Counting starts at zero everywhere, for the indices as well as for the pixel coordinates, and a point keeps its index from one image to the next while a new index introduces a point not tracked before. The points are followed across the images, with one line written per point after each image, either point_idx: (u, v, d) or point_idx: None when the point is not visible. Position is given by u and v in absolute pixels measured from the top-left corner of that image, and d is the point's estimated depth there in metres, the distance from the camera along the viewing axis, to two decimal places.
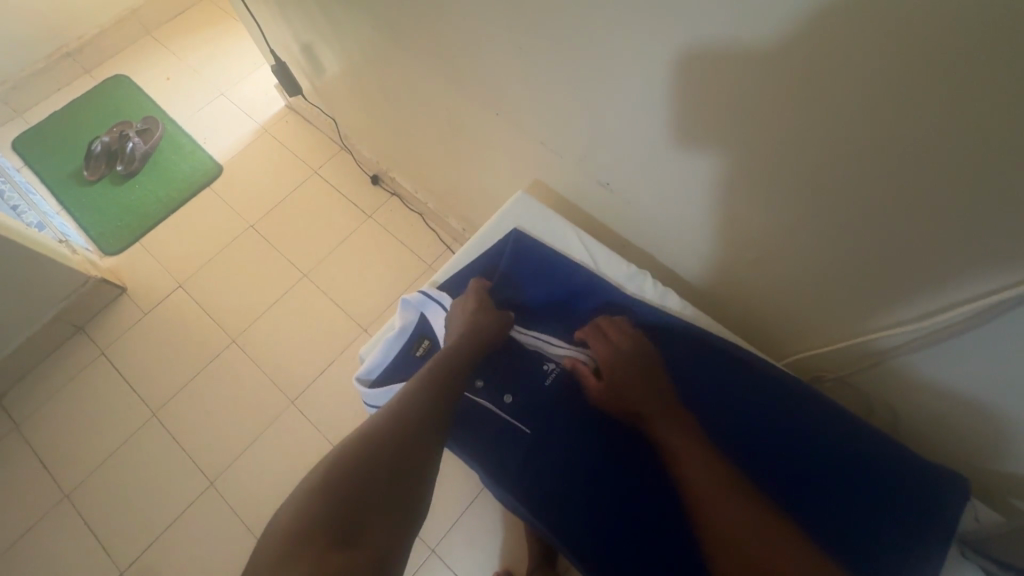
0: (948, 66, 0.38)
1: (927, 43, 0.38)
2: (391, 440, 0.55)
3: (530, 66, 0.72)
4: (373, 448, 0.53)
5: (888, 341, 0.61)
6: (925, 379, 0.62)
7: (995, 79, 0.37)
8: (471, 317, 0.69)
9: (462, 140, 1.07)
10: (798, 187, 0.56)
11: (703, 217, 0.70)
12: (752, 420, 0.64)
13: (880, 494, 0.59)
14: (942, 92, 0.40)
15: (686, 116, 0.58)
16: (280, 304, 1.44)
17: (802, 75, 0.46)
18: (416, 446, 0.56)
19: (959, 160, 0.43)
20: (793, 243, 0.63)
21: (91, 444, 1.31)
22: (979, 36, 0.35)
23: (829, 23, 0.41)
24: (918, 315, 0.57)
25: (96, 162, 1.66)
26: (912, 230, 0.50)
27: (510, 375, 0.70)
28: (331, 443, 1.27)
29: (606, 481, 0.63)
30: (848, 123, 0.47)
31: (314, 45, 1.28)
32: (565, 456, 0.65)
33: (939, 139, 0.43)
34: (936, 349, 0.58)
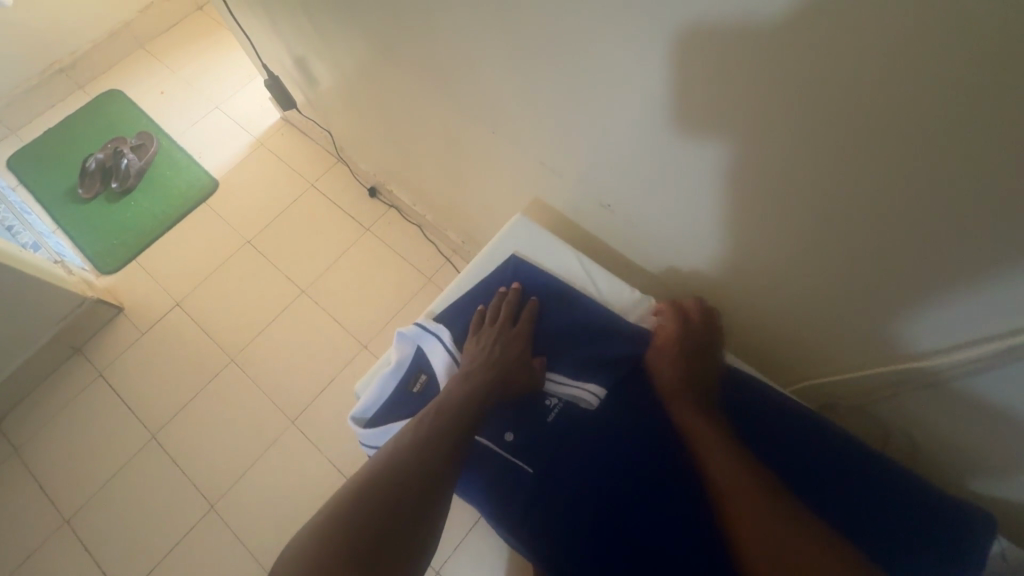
0: (971, 88, 0.36)
1: (941, 67, 0.36)
2: (419, 453, 0.57)
3: (527, 83, 0.70)
4: (405, 458, 0.56)
5: (936, 366, 0.56)
6: (971, 405, 0.57)
7: (1015, 105, 0.35)
8: (491, 345, 0.68)
9: (460, 154, 1.05)
10: (808, 208, 0.54)
11: (709, 236, 0.68)
12: (764, 452, 0.63)
13: (899, 527, 0.57)
14: (963, 115, 0.38)
15: (691, 135, 0.56)
16: (278, 321, 1.42)
17: (813, 95, 0.44)
18: (444, 458, 0.57)
19: (980, 184, 0.41)
20: (802, 267, 0.61)
21: (91, 468, 1.29)
22: (997, 61, 0.34)
23: (842, 42, 0.39)
24: (957, 341, 0.53)
25: (91, 179, 1.64)
26: (929, 254, 0.48)
27: (511, 412, 0.68)
28: (332, 463, 1.25)
29: (622, 512, 0.60)
30: (861, 145, 0.45)
31: (307, 58, 1.26)
32: (578, 487, 0.62)
33: (959, 162, 0.40)
34: (958, 382, 0.56)
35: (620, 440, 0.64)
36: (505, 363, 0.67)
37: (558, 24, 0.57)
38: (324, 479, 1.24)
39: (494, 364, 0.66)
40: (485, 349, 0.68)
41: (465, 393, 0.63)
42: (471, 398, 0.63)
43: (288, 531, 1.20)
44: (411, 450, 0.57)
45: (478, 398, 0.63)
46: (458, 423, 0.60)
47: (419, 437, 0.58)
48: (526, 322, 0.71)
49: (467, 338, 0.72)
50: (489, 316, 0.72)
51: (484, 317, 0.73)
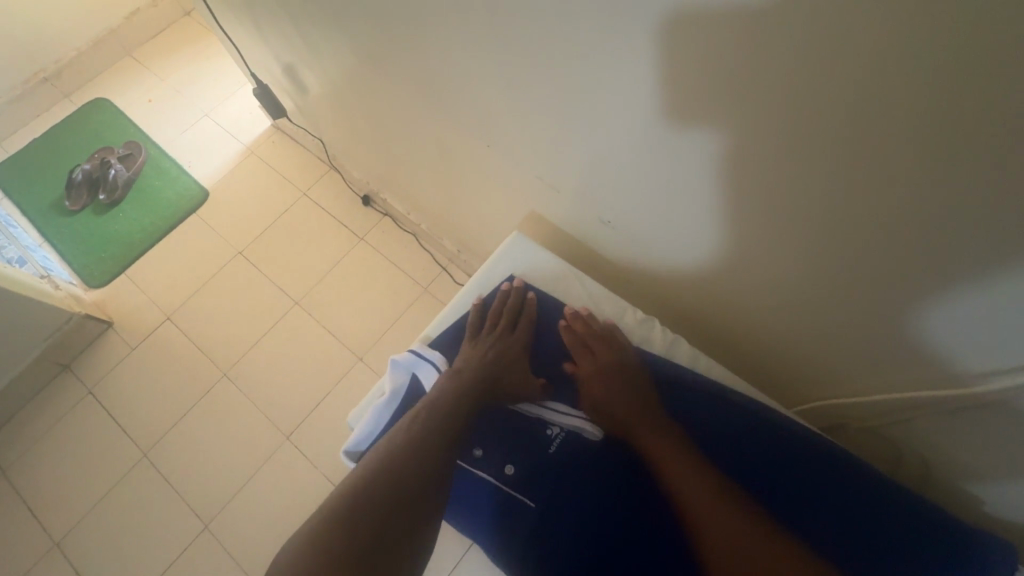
0: (993, 106, 0.34)
1: (953, 87, 0.35)
2: (395, 474, 0.53)
3: (522, 96, 0.68)
4: (377, 483, 0.52)
5: (977, 391, 0.53)
6: (1003, 435, 0.54)
7: None
8: (487, 355, 0.68)
9: (454, 164, 1.03)
10: (817, 225, 0.52)
11: (712, 251, 0.66)
12: (768, 484, 0.61)
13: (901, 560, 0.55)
14: (986, 133, 0.35)
15: (694, 149, 0.54)
16: (271, 334, 1.39)
17: (824, 110, 0.42)
18: (422, 479, 0.53)
19: (1003, 204, 0.39)
20: (808, 284, 0.59)
21: (81, 488, 1.26)
22: (1014, 82, 0.32)
23: (855, 56, 0.37)
24: (1001, 365, 0.50)
25: (77, 191, 1.61)
26: (950, 273, 0.46)
27: (512, 442, 0.65)
28: (328, 480, 1.23)
29: (631, 548, 0.57)
30: (874, 162, 0.43)
31: (296, 66, 1.24)
32: (582, 521, 0.59)
33: (979, 181, 0.38)
34: (983, 410, 0.54)
35: (632, 472, 0.62)
36: (496, 372, 0.67)
37: (554, 36, 0.55)
38: (321, 494, 1.21)
39: (485, 371, 0.66)
40: (480, 355, 0.68)
41: (442, 411, 0.60)
42: (448, 417, 0.60)
43: None
44: (384, 474, 0.53)
45: (468, 403, 0.62)
46: (433, 442, 0.57)
47: (409, 440, 0.56)
48: (519, 329, 0.71)
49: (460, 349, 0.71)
50: (489, 323, 0.71)
51: (476, 325, 0.72)
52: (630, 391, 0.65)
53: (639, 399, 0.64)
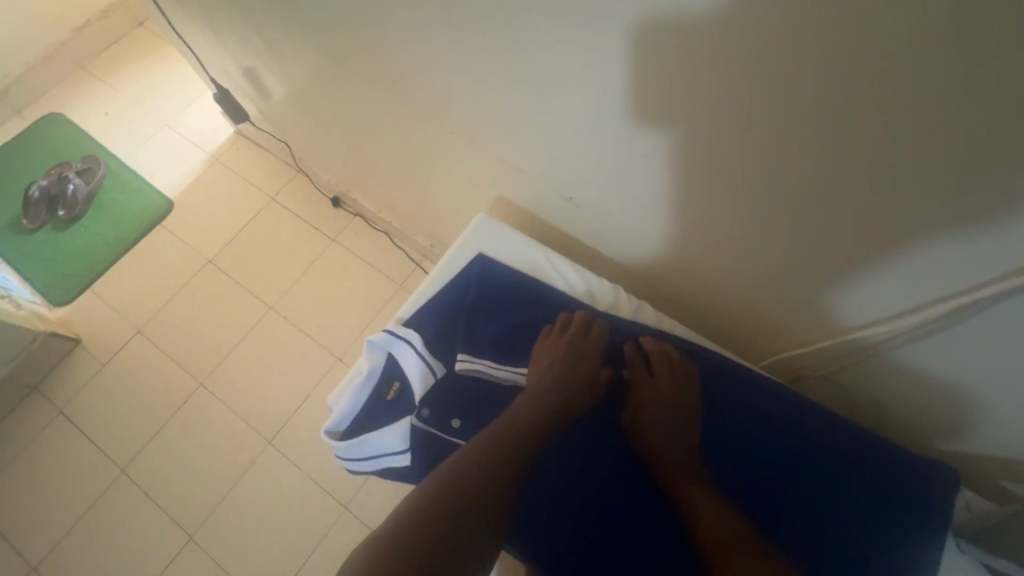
0: (925, 67, 0.36)
1: (860, 44, 0.38)
2: (440, 509, 0.45)
3: (477, 80, 0.70)
4: (419, 525, 0.44)
5: (873, 336, 0.61)
6: (922, 370, 0.60)
7: (932, 76, 0.37)
8: (550, 368, 0.58)
9: (419, 157, 1.04)
10: (772, 191, 0.54)
11: (675, 225, 0.68)
12: (741, 434, 0.60)
13: (863, 498, 0.56)
14: (921, 92, 0.38)
15: (653, 125, 0.56)
16: (247, 340, 1.38)
17: (772, 79, 0.44)
18: (473, 520, 0.45)
19: (940, 159, 0.41)
20: (756, 245, 0.62)
21: (58, 510, 1.23)
22: (910, 36, 0.35)
23: (797, 24, 0.39)
24: (894, 313, 0.57)
25: (35, 208, 1.56)
26: (895, 229, 0.49)
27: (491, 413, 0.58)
28: (315, 482, 1.23)
29: (601, 511, 0.57)
30: (821, 126, 0.45)
31: (256, 69, 1.23)
32: (554, 492, 0.58)
33: (917, 139, 0.41)
34: (917, 343, 0.58)
35: (611, 437, 0.60)
36: (567, 394, 0.56)
37: (512, 20, 0.56)
38: (308, 496, 1.21)
39: (551, 392, 0.56)
40: (541, 371, 0.58)
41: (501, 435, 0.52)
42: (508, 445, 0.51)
43: (274, 554, 1.17)
44: (422, 507, 0.45)
45: (533, 432, 0.53)
46: (493, 479, 0.48)
47: (449, 471, 0.48)
48: (592, 345, 0.60)
49: (441, 343, 0.62)
50: (556, 328, 0.61)
51: (439, 311, 0.63)
52: (667, 401, 0.58)
53: (668, 403, 0.58)
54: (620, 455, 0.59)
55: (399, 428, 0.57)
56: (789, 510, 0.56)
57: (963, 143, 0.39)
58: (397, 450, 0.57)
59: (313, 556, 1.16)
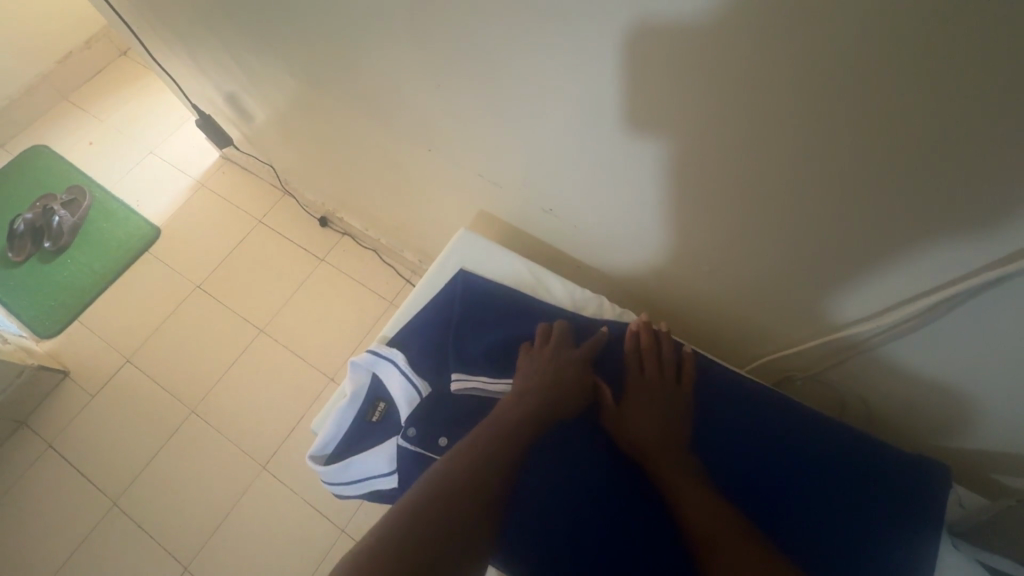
0: (924, 63, 0.36)
1: (817, 41, 0.38)
2: (430, 521, 0.43)
3: (453, 92, 0.70)
4: (407, 538, 0.42)
5: (863, 334, 0.60)
6: (910, 366, 0.60)
7: (890, 69, 0.37)
8: (535, 375, 0.57)
9: (402, 174, 1.04)
10: (764, 194, 0.53)
11: (663, 231, 0.68)
12: (734, 439, 0.59)
13: (859, 496, 0.55)
14: (917, 90, 0.38)
15: (642, 134, 0.55)
16: (238, 365, 1.37)
17: (763, 81, 0.43)
18: (465, 531, 0.44)
19: (936, 156, 0.41)
20: (736, 246, 0.62)
21: (49, 546, 1.20)
22: (865, 30, 0.36)
23: (788, 26, 0.39)
24: (878, 309, 0.57)
25: (20, 241, 1.55)
26: (885, 228, 0.49)
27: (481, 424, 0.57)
28: (312, 506, 1.21)
29: (593, 519, 0.56)
30: (815, 127, 0.44)
31: (237, 93, 1.24)
32: (545, 502, 0.58)
33: (913, 136, 0.40)
34: (906, 339, 0.58)
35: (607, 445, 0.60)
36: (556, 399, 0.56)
37: (494, 35, 0.56)
38: (303, 520, 1.20)
39: (538, 400, 0.55)
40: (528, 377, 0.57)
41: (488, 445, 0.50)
42: (495, 454, 0.49)
43: None
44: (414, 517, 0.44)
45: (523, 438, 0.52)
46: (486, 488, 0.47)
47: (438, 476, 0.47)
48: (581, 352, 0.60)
49: (428, 360, 0.60)
50: (540, 337, 0.61)
51: (423, 331, 0.62)
52: (654, 405, 0.59)
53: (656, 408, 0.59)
54: (614, 461, 0.59)
55: (386, 449, 0.56)
56: (783, 513, 0.55)
57: (925, 134, 0.40)
58: (383, 471, 0.56)
59: None
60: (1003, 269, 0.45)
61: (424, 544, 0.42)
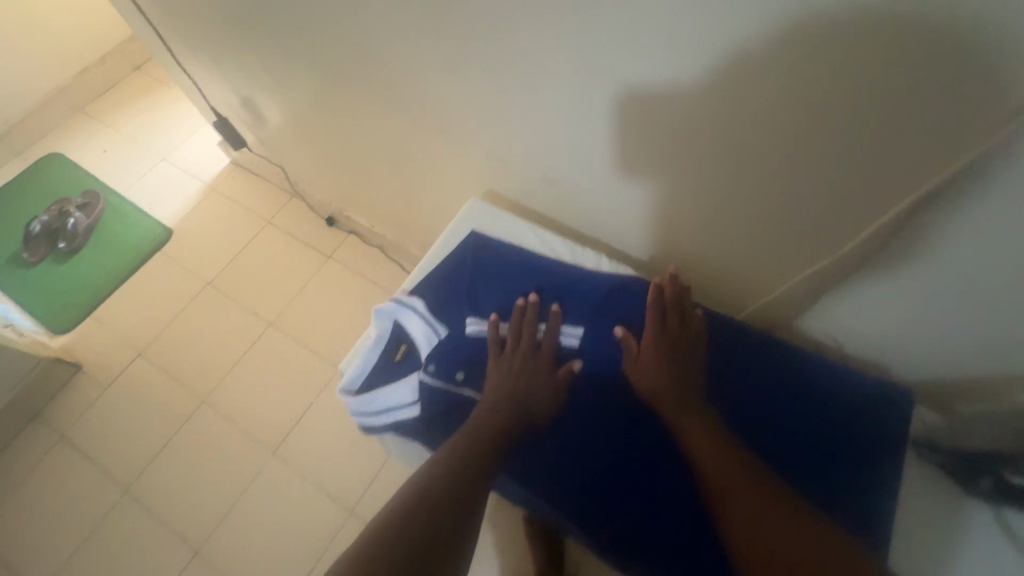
0: (877, 26, 0.41)
1: (785, 12, 0.43)
2: (433, 496, 0.52)
3: (457, 80, 0.75)
4: (416, 508, 0.51)
5: (838, 283, 0.64)
6: (885, 316, 0.64)
7: (848, 34, 0.42)
8: (518, 354, 0.63)
9: (409, 167, 1.11)
10: (746, 168, 0.59)
11: (653, 202, 0.73)
12: (731, 386, 0.65)
13: (832, 425, 0.62)
14: (873, 52, 0.42)
15: (636, 116, 0.61)
16: (247, 357, 1.42)
17: (741, 60, 0.49)
18: (461, 496, 0.53)
19: (895, 125, 0.46)
20: (721, 211, 0.67)
21: (61, 533, 1.23)
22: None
23: (764, 13, 0.44)
24: (846, 261, 0.60)
25: (35, 243, 1.61)
26: (855, 193, 0.54)
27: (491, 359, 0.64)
28: (320, 490, 1.24)
29: (601, 463, 0.62)
30: (790, 102, 0.50)
31: (254, 98, 1.31)
32: (557, 446, 0.63)
33: (877, 104, 0.46)
34: (883, 295, 0.61)
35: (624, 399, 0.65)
36: (543, 373, 0.63)
37: (495, 26, 0.62)
38: (313, 503, 1.23)
39: (520, 375, 0.62)
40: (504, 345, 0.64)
41: (474, 445, 0.57)
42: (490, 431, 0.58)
43: (281, 563, 1.18)
44: (423, 491, 0.53)
45: (514, 413, 0.60)
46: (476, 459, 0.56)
47: (440, 458, 0.56)
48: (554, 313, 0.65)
49: (444, 309, 0.66)
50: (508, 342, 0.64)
51: (438, 285, 0.68)
52: (671, 362, 0.62)
53: (673, 363, 0.62)
54: (632, 412, 0.64)
55: (408, 382, 0.62)
56: (759, 448, 0.61)
57: (883, 92, 0.45)
58: (407, 402, 0.62)
59: (320, 563, 1.17)
60: (954, 193, 0.48)
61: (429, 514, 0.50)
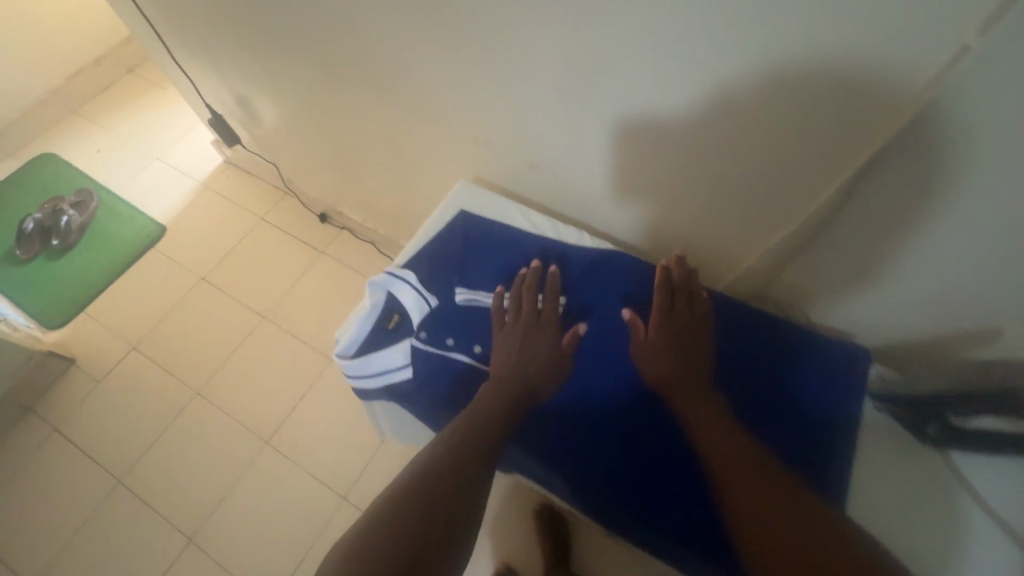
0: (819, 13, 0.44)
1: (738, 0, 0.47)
2: (440, 474, 0.54)
3: (444, 69, 0.79)
4: (425, 485, 0.52)
5: (824, 251, 0.66)
6: (871, 287, 0.66)
7: (795, 20, 0.45)
8: (522, 331, 0.66)
9: (399, 159, 1.15)
10: (711, 153, 0.63)
11: (630, 184, 0.76)
12: (727, 364, 0.68)
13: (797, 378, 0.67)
14: (817, 38, 0.46)
15: (610, 99, 0.65)
16: (241, 350, 1.44)
17: (701, 46, 0.52)
18: (469, 476, 0.55)
19: (844, 103, 0.50)
20: (693, 189, 0.70)
21: (55, 524, 1.23)
22: None
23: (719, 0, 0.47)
24: (833, 234, 0.63)
25: (28, 241, 1.62)
26: (811, 173, 0.58)
27: (478, 325, 0.68)
28: (314, 477, 1.26)
29: (606, 439, 0.64)
30: (749, 90, 0.54)
31: (249, 96, 1.34)
32: (564, 424, 0.65)
33: (825, 86, 0.49)
34: (872, 270, 0.64)
35: (627, 380, 0.67)
36: (548, 350, 0.66)
37: (479, 17, 0.65)
38: (306, 491, 1.25)
39: (524, 351, 0.65)
40: (506, 318, 0.67)
41: (479, 424, 0.59)
42: (493, 409, 0.61)
43: (275, 548, 1.19)
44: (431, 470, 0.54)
45: (518, 391, 0.63)
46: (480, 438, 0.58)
47: (447, 437, 0.58)
48: (552, 281, 0.69)
49: (435, 280, 0.70)
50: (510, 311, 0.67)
51: (428, 259, 0.72)
52: (674, 344, 0.64)
53: (676, 346, 0.64)
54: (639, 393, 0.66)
55: (401, 346, 0.67)
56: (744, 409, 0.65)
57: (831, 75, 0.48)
58: (400, 364, 0.66)
59: (313, 548, 1.19)
60: (904, 162, 0.51)
61: (436, 493, 0.52)
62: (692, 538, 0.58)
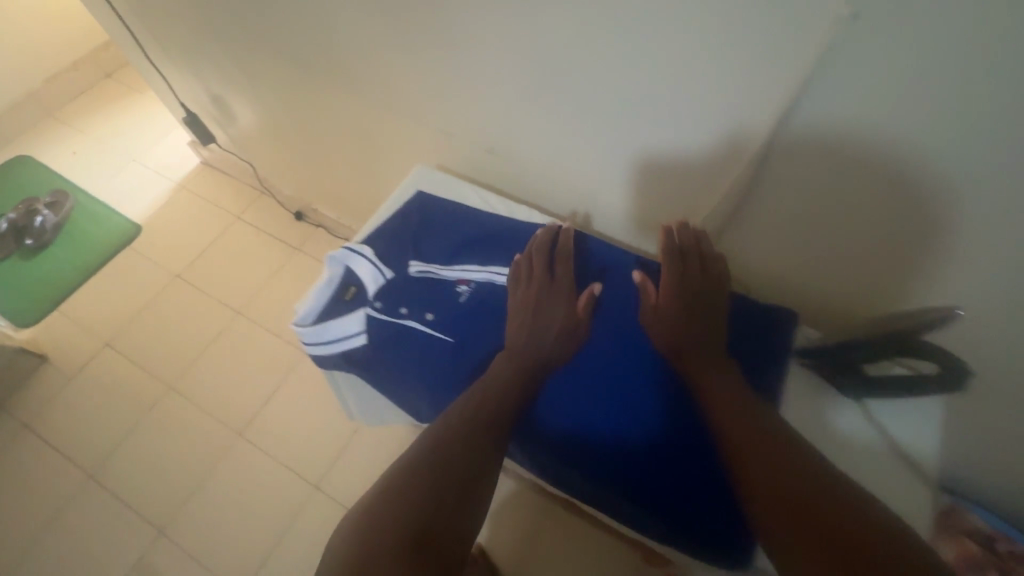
0: None
1: None
2: (447, 450, 0.56)
3: (404, 57, 0.83)
4: (434, 462, 0.55)
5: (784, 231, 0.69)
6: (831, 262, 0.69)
7: None
8: (532, 305, 0.69)
9: (368, 154, 1.18)
10: (647, 123, 0.67)
11: (580, 160, 0.81)
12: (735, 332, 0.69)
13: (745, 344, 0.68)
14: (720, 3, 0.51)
15: (552, 74, 0.69)
16: (216, 345, 1.45)
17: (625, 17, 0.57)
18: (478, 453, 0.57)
19: (746, 69, 0.55)
20: (633, 164, 0.75)
21: (23, 519, 1.23)
22: None
23: None
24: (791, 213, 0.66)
25: (3, 240, 1.64)
26: (737, 145, 0.62)
27: (429, 296, 0.72)
28: (287, 468, 1.27)
29: (617, 409, 0.65)
30: (675, 62, 0.58)
31: (225, 96, 1.37)
32: (576, 397, 0.67)
33: (731, 51, 0.54)
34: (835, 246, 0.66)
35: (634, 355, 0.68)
36: (560, 322, 0.68)
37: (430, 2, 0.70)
38: (279, 480, 1.26)
39: (534, 325, 0.68)
40: (520, 295, 0.70)
41: (488, 401, 0.61)
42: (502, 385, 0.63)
43: (247, 537, 1.20)
44: (440, 447, 0.57)
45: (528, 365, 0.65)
46: (487, 415, 0.60)
47: (457, 414, 0.60)
48: (566, 256, 0.73)
49: (390, 255, 0.74)
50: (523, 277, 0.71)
51: (384, 237, 0.76)
52: (683, 314, 0.65)
53: (684, 315, 0.65)
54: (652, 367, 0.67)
55: (356, 316, 0.69)
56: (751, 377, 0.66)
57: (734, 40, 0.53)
58: (356, 332, 0.69)
59: (285, 536, 1.20)
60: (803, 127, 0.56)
61: (441, 469, 0.55)
62: (703, 505, 0.59)
